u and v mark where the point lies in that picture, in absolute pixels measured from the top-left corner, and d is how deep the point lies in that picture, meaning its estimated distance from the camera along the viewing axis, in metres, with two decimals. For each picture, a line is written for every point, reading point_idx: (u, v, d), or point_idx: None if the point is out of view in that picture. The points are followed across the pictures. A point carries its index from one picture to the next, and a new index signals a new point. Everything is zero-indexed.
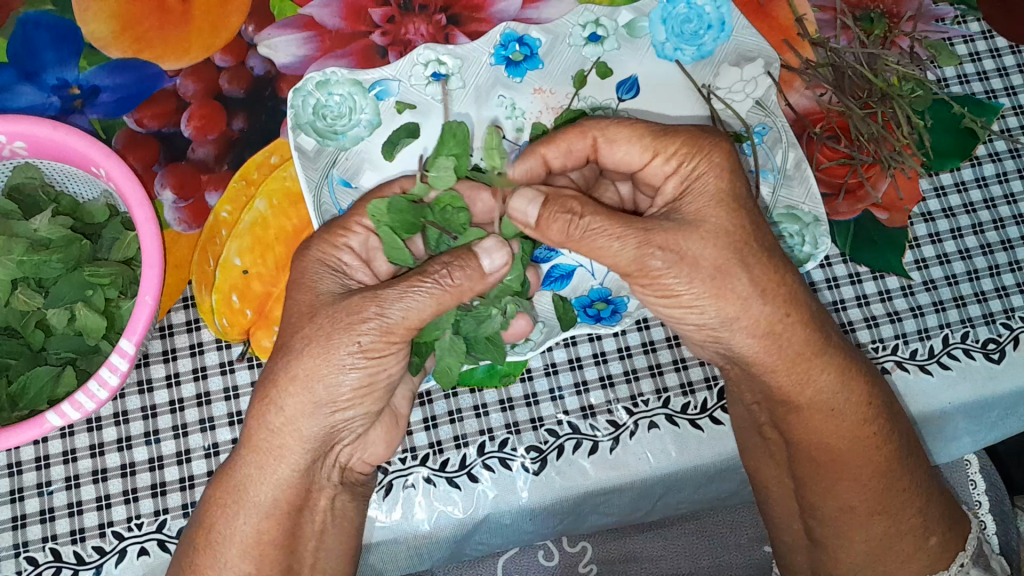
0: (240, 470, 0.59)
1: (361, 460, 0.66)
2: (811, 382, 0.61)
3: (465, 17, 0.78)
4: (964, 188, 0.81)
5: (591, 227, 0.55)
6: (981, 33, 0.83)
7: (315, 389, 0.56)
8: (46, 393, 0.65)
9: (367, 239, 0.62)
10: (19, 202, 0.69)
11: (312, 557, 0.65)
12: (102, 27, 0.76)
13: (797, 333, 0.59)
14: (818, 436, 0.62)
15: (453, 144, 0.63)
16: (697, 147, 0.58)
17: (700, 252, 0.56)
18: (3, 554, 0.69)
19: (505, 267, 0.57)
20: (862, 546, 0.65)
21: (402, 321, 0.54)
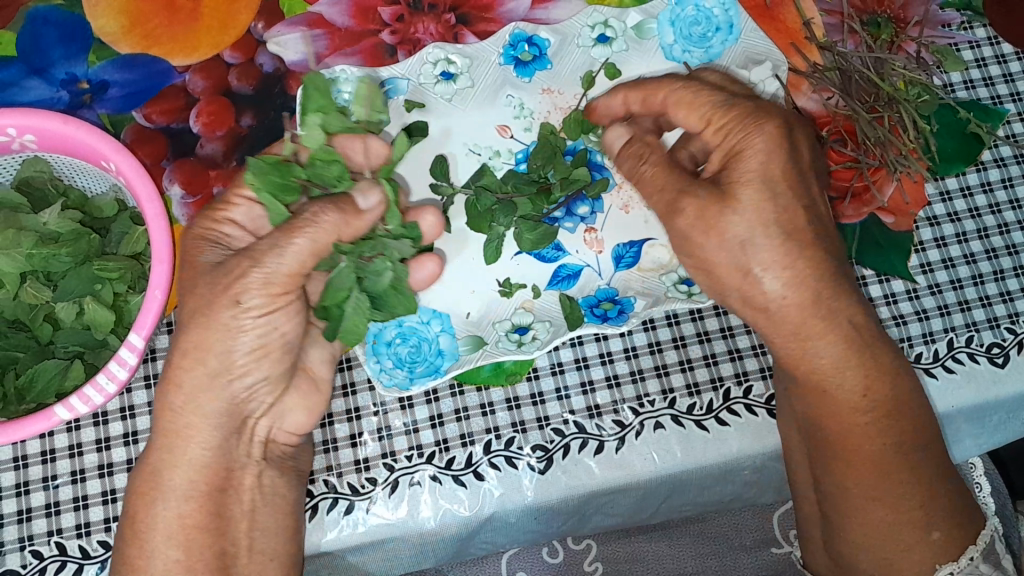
0: (154, 455, 0.61)
1: (282, 430, 0.67)
2: (806, 361, 0.64)
3: (474, 17, 0.78)
4: (969, 193, 0.81)
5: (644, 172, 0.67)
6: (987, 39, 0.84)
7: (207, 360, 0.59)
8: (54, 386, 0.65)
9: (250, 209, 0.64)
10: (28, 195, 0.69)
11: (246, 538, 0.64)
12: (112, 23, 0.77)
13: (790, 312, 0.63)
14: (821, 411, 0.65)
15: (316, 96, 0.65)
16: (746, 124, 0.63)
17: (728, 223, 0.62)
18: (8, 548, 0.69)
19: (380, 205, 0.62)
20: (859, 531, 0.65)
21: (281, 268, 0.57)
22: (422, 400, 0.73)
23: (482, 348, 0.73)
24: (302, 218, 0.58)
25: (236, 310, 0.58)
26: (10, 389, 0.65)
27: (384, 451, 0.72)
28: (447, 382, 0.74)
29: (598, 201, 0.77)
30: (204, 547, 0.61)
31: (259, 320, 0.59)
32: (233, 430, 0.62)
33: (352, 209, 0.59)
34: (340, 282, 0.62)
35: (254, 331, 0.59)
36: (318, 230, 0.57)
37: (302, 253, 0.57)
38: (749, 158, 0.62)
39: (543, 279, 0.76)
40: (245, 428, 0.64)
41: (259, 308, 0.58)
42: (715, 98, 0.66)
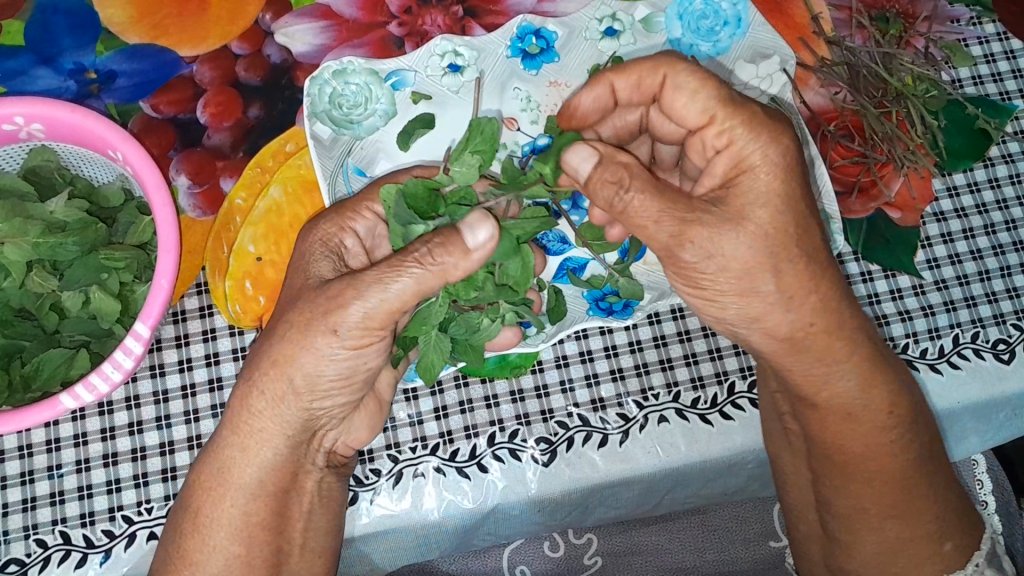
0: (224, 452, 0.60)
1: (344, 443, 0.66)
2: (829, 385, 0.62)
3: (483, 10, 0.79)
4: (976, 189, 0.81)
5: (634, 202, 0.55)
6: (996, 35, 0.83)
7: (293, 377, 0.56)
8: (59, 375, 0.65)
9: (374, 225, 0.63)
10: (35, 183, 0.68)
11: (301, 535, 0.65)
12: (120, 12, 0.77)
13: (819, 341, 0.60)
14: (841, 434, 0.64)
15: (479, 139, 0.58)
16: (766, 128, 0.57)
17: (735, 249, 0.56)
18: (13, 536, 0.69)
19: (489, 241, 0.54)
20: (873, 547, 0.65)
21: (383, 302, 0.54)
22: (428, 392, 0.73)
23: None
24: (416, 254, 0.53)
25: (331, 338, 0.55)
26: (16, 378, 0.65)
27: (389, 442, 0.72)
28: (451, 373, 0.73)
29: None
30: (264, 543, 0.62)
31: (348, 353, 0.56)
32: (302, 438, 0.61)
33: (460, 249, 0.54)
34: (427, 316, 0.58)
35: (344, 363, 0.56)
36: (427, 273, 0.53)
37: (403, 291, 0.53)
38: (763, 175, 0.56)
39: (549, 272, 0.76)
40: (315, 438, 0.63)
41: (350, 343, 0.55)
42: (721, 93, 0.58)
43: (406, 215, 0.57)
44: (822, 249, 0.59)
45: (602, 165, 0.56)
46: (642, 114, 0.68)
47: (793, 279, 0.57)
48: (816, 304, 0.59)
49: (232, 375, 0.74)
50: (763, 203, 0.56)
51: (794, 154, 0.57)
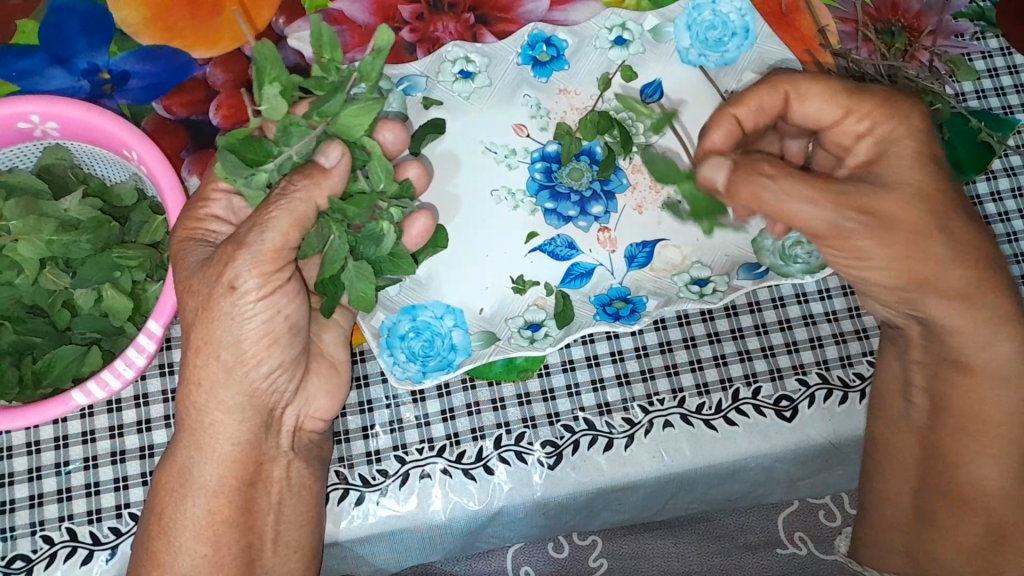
0: (180, 452, 0.62)
1: (310, 416, 0.67)
2: (994, 347, 0.65)
3: (494, 17, 0.79)
4: (978, 202, 0.82)
5: (783, 190, 0.60)
6: (1000, 50, 0.85)
7: (219, 352, 0.58)
8: (71, 371, 0.66)
9: (229, 201, 0.63)
10: (49, 182, 0.69)
11: (272, 530, 0.66)
12: (133, 14, 0.77)
13: (961, 282, 0.63)
14: (985, 402, 0.66)
15: (271, 68, 0.58)
16: (891, 108, 0.62)
17: (893, 213, 0.61)
18: (20, 532, 0.70)
19: (345, 158, 0.58)
20: (969, 529, 0.68)
21: (264, 244, 0.55)
22: (435, 394, 0.74)
23: (495, 343, 0.74)
24: (274, 194, 0.56)
25: (234, 296, 0.56)
26: (26, 373, 0.65)
27: (395, 443, 0.72)
28: (458, 376, 0.74)
29: (612, 201, 0.77)
30: (231, 542, 0.63)
31: (258, 305, 0.57)
32: (260, 424, 0.63)
33: (319, 171, 0.57)
34: (335, 255, 0.59)
35: (259, 317, 0.58)
36: (293, 201, 0.55)
37: (283, 226, 0.55)
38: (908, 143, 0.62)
39: (556, 277, 0.76)
40: (273, 423, 0.64)
41: (256, 291, 0.57)
42: (843, 88, 0.63)
43: (243, 168, 0.56)
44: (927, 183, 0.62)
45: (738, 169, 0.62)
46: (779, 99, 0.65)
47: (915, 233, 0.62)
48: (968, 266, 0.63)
49: None
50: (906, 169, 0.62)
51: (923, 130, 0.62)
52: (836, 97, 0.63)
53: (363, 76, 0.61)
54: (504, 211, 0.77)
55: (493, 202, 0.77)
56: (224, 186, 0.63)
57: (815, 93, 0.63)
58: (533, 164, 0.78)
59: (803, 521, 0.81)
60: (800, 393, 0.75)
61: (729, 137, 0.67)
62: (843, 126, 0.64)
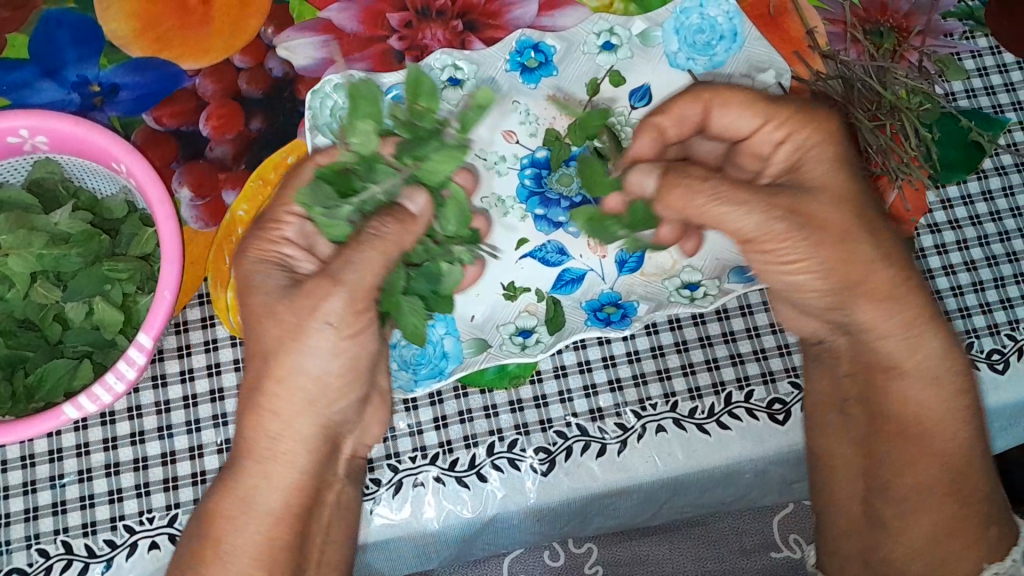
0: (246, 481, 0.60)
1: (363, 444, 0.68)
2: (922, 347, 0.62)
3: (482, 24, 0.79)
4: (970, 202, 0.82)
5: (716, 191, 0.59)
6: (989, 49, 0.85)
7: (301, 383, 0.59)
8: (62, 385, 0.66)
9: (302, 226, 0.61)
10: (39, 196, 0.70)
11: (318, 551, 0.64)
12: (123, 26, 0.78)
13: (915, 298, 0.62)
14: (917, 399, 0.62)
15: (364, 104, 0.57)
16: (809, 116, 0.63)
17: (825, 215, 0.60)
18: (15, 546, 0.70)
19: (428, 208, 0.60)
20: (921, 532, 0.62)
21: (360, 283, 0.57)
22: (427, 402, 0.74)
23: (486, 350, 0.74)
24: (364, 232, 0.58)
25: (326, 331, 0.58)
26: (19, 388, 0.66)
27: (389, 452, 0.72)
28: (451, 383, 0.74)
29: None
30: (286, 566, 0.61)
31: (346, 342, 0.59)
32: (327, 452, 0.63)
33: (408, 217, 0.59)
34: (393, 286, 0.60)
35: (343, 354, 0.60)
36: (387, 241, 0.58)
37: (375, 265, 0.57)
38: (829, 143, 0.62)
39: (547, 283, 0.77)
40: (336, 450, 0.64)
41: (342, 328, 0.58)
42: (761, 97, 0.65)
43: (330, 199, 0.60)
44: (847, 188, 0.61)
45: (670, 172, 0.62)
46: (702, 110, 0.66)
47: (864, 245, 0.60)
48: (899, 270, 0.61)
49: None
50: (832, 169, 0.62)
51: (839, 131, 0.63)
52: (753, 104, 0.64)
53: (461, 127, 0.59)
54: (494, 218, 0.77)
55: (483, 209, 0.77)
56: (298, 210, 0.61)
57: (737, 101, 0.65)
58: (522, 170, 0.78)
59: (797, 524, 0.82)
60: (793, 396, 0.75)
61: (654, 145, 0.70)
62: (761, 134, 0.65)
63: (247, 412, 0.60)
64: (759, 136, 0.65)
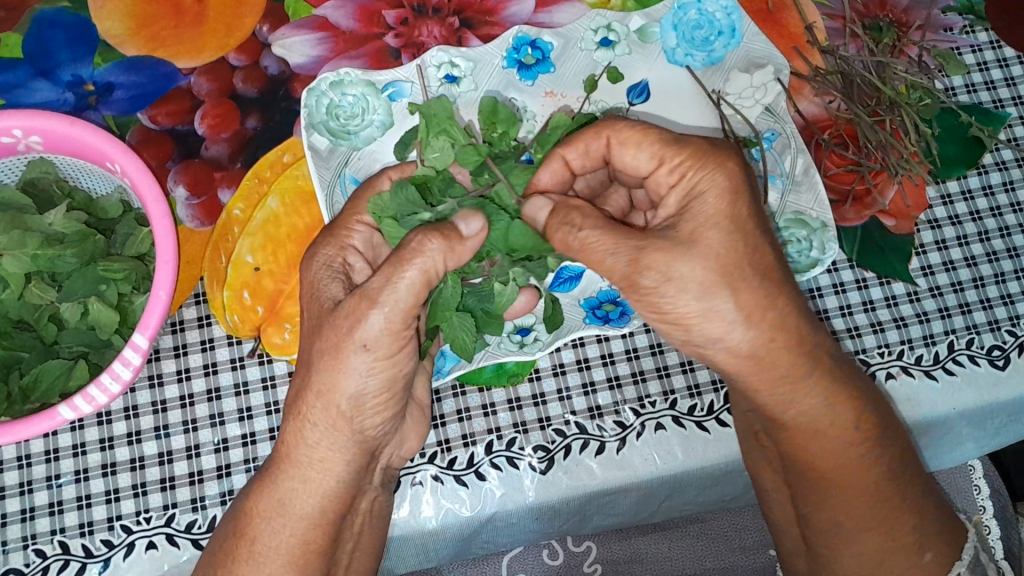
0: (280, 486, 0.60)
1: (398, 455, 0.67)
2: (796, 403, 0.60)
3: (478, 21, 0.79)
4: (970, 197, 0.81)
5: (587, 240, 0.55)
6: (990, 43, 0.84)
7: (340, 401, 0.57)
8: (57, 387, 0.65)
9: (370, 235, 0.63)
10: (34, 196, 0.69)
11: (347, 558, 0.65)
12: (118, 25, 0.77)
13: (783, 356, 0.58)
14: (816, 451, 0.62)
15: (442, 120, 0.62)
16: (703, 160, 0.56)
17: (690, 272, 0.54)
18: (12, 546, 0.69)
19: (482, 231, 0.57)
20: (853, 563, 0.63)
21: (398, 303, 0.54)
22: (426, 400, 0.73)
23: (485, 349, 0.73)
24: (408, 247, 0.54)
25: (362, 354, 0.55)
26: (14, 389, 0.65)
27: None
28: (449, 382, 0.74)
29: None
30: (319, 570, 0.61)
31: (381, 365, 0.56)
32: (364, 463, 0.61)
33: (456, 237, 0.55)
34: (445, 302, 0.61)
35: (378, 374, 0.57)
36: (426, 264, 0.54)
37: (415, 284, 0.54)
38: (711, 197, 0.55)
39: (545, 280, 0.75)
40: (371, 463, 0.63)
41: (376, 351, 0.55)
42: (661, 136, 0.58)
43: (409, 206, 0.61)
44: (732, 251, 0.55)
45: (555, 214, 0.58)
46: (603, 145, 0.60)
47: (748, 297, 0.55)
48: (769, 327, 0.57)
49: (257, 380, 0.74)
50: (707, 225, 0.55)
51: (738, 182, 0.56)
52: (651, 145, 0.58)
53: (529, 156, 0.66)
54: None
55: None
56: (368, 219, 0.63)
57: (635, 140, 0.59)
58: None
59: None
60: None
61: (557, 176, 0.63)
62: (657, 176, 0.59)
63: (289, 420, 0.59)
64: (657, 179, 0.60)
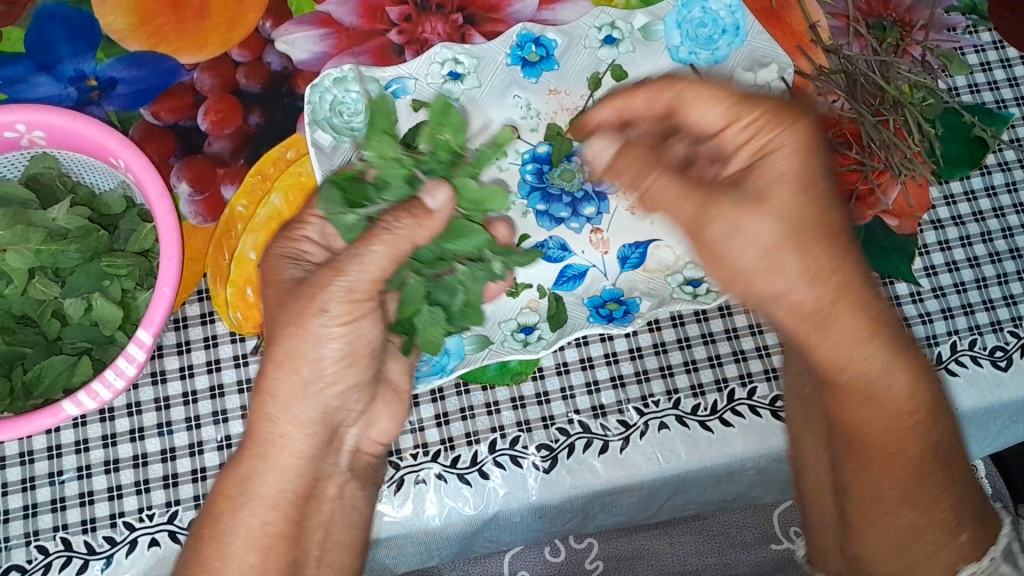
0: (244, 465, 0.62)
1: (371, 439, 0.69)
2: (851, 362, 0.61)
3: (482, 17, 0.79)
4: (972, 197, 0.82)
5: (651, 195, 0.67)
6: (992, 43, 0.84)
7: (300, 368, 0.61)
8: (61, 382, 0.65)
9: (323, 227, 0.65)
10: (37, 192, 0.69)
11: (317, 548, 0.65)
12: (120, 19, 0.77)
13: (844, 318, 0.60)
14: (860, 415, 0.62)
15: (381, 118, 0.63)
16: (777, 119, 0.61)
17: (757, 228, 0.61)
18: (14, 543, 0.69)
19: (449, 202, 0.61)
20: (884, 534, 0.62)
21: (364, 275, 0.60)
22: (428, 398, 0.73)
23: (488, 346, 0.73)
24: (376, 228, 0.60)
25: (321, 318, 0.60)
26: (17, 385, 0.65)
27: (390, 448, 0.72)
28: (452, 380, 0.74)
29: (604, 201, 0.78)
30: (279, 555, 0.62)
31: (343, 330, 0.61)
32: (326, 441, 0.65)
33: (423, 211, 0.60)
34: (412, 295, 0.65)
35: (338, 342, 0.61)
36: (394, 238, 0.60)
37: (381, 259, 0.60)
38: (779, 157, 0.61)
39: (549, 278, 0.76)
40: (335, 439, 0.66)
41: (338, 319, 0.60)
42: (731, 93, 0.63)
43: (340, 205, 0.63)
44: (792, 201, 0.61)
45: (620, 153, 0.71)
46: (672, 94, 0.65)
47: (815, 253, 0.60)
48: (825, 286, 0.60)
49: None
50: (774, 182, 0.61)
51: (811, 141, 0.61)
52: (720, 101, 0.63)
53: (473, 163, 0.64)
54: None
55: None
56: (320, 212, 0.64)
57: (705, 94, 0.63)
58: (524, 166, 0.77)
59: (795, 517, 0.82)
60: None
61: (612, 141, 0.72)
62: (725, 134, 0.64)
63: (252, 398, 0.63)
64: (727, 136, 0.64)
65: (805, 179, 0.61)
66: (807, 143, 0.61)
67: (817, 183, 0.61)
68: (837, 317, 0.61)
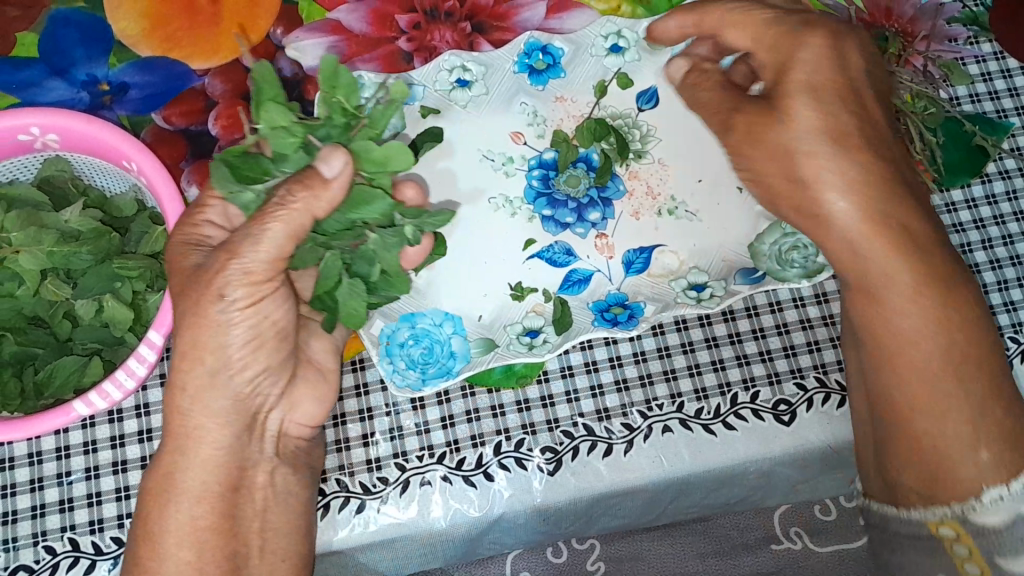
0: (166, 458, 0.60)
1: (294, 422, 0.67)
2: (880, 270, 0.64)
3: (490, 25, 0.80)
4: (974, 205, 0.82)
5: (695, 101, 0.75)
6: (993, 54, 0.85)
7: (203, 358, 0.58)
8: (72, 382, 0.66)
9: (226, 208, 0.63)
10: (49, 194, 0.70)
11: (257, 538, 0.63)
12: (132, 25, 0.78)
13: (868, 212, 0.65)
14: (883, 325, 0.65)
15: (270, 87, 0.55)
16: (796, 39, 0.69)
17: (787, 134, 0.68)
18: (22, 543, 0.70)
19: (347, 167, 0.55)
20: (913, 448, 0.65)
21: (260, 256, 0.55)
22: (434, 401, 0.74)
23: (494, 350, 0.74)
24: (272, 202, 0.55)
25: (220, 304, 0.56)
26: (27, 385, 0.65)
27: (396, 451, 0.73)
28: (458, 383, 0.74)
29: (609, 208, 0.78)
30: (214, 549, 0.60)
31: (246, 313, 0.57)
32: (246, 425, 0.61)
33: (318, 181, 0.54)
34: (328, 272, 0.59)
35: (244, 326, 0.58)
36: (290, 213, 0.54)
37: (279, 238, 0.55)
38: (806, 69, 0.68)
39: (554, 283, 0.77)
40: (257, 425, 0.63)
41: (243, 302, 0.57)
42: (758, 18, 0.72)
43: (233, 183, 0.56)
44: (815, 114, 0.68)
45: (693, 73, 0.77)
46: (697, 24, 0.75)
47: (827, 161, 0.67)
48: (856, 196, 0.66)
49: None
50: (794, 93, 0.68)
51: (830, 53, 0.68)
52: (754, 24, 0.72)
53: (371, 123, 0.58)
54: (502, 218, 0.77)
55: (491, 210, 0.78)
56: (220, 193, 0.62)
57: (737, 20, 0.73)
58: (530, 171, 0.78)
59: (797, 517, 0.83)
60: (799, 397, 0.76)
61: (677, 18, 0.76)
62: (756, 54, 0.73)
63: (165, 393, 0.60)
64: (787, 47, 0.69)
65: (827, 87, 0.68)
66: (833, 55, 0.68)
67: (844, 87, 0.68)
68: (892, 235, 0.64)
